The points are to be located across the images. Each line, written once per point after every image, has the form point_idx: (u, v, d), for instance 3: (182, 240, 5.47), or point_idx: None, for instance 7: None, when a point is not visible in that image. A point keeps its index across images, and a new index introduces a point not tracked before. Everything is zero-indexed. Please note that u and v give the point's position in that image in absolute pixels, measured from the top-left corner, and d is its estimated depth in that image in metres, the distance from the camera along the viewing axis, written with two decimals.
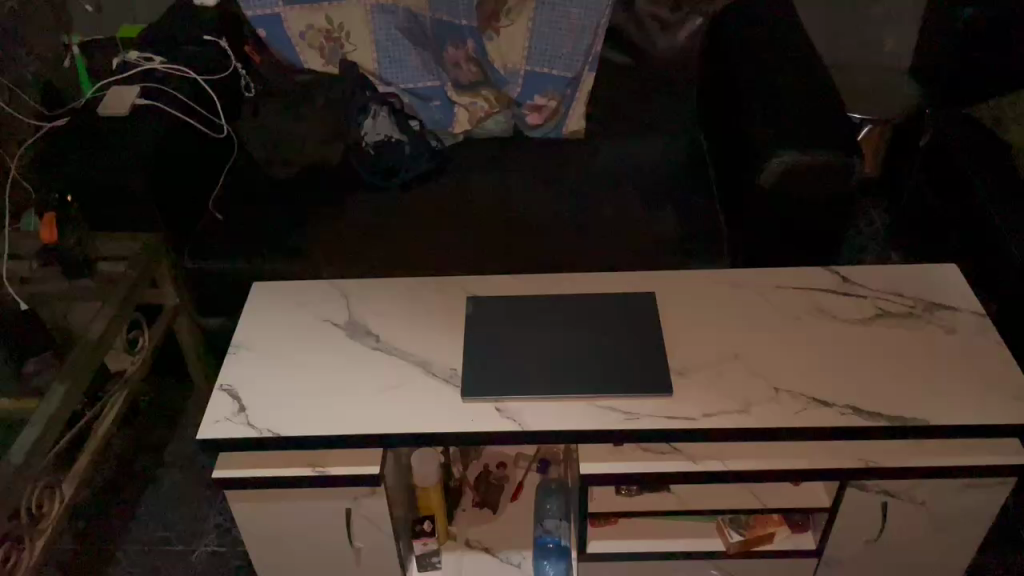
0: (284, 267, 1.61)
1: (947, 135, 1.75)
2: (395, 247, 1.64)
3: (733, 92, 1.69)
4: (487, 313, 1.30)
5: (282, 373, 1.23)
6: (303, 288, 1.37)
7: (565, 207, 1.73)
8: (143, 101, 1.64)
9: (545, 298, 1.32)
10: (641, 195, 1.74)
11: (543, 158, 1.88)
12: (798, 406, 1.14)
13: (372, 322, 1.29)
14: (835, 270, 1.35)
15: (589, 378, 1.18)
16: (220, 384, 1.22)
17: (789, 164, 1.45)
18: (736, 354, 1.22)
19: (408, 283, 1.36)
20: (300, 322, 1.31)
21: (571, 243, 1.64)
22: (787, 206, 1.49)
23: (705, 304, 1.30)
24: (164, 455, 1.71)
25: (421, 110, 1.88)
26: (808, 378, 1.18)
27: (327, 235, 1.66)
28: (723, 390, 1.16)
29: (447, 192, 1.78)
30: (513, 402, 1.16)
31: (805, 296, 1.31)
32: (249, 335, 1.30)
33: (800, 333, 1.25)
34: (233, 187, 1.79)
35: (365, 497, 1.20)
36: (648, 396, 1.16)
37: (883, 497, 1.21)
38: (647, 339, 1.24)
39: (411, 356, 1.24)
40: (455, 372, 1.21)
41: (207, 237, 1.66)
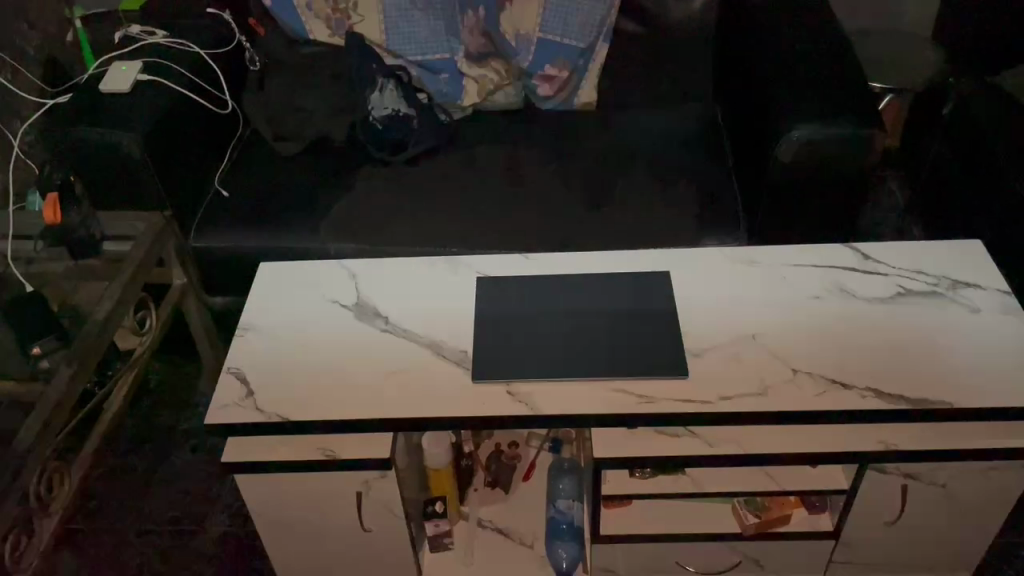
0: (292, 245, 1.59)
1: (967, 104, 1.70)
2: (404, 224, 1.61)
3: (750, 62, 1.64)
4: (498, 292, 1.27)
5: (290, 355, 1.21)
6: (310, 268, 1.34)
7: (576, 182, 1.69)
8: (145, 77, 1.60)
9: (555, 278, 1.29)
10: (655, 169, 1.71)
11: (554, 131, 1.83)
12: (817, 388, 1.11)
13: (382, 303, 1.27)
14: (856, 246, 1.31)
15: (604, 361, 1.15)
16: (228, 367, 1.20)
17: (809, 136, 1.40)
18: (754, 334, 1.19)
19: (417, 262, 1.34)
20: (309, 305, 1.28)
21: (583, 220, 1.61)
22: (806, 182, 1.45)
23: (722, 284, 1.27)
24: (177, 434, 1.71)
25: (430, 82, 1.86)
26: (829, 359, 1.15)
27: (335, 212, 1.64)
28: (740, 372, 1.13)
29: (456, 167, 1.75)
30: (525, 385, 1.14)
31: (824, 274, 1.27)
32: (256, 316, 1.27)
33: (820, 313, 1.22)
34: (239, 163, 1.76)
35: (376, 480, 1.19)
36: (664, 379, 1.13)
37: (903, 479, 1.18)
38: (663, 320, 1.20)
39: (422, 339, 1.21)
40: (466, 355, 1.18)
41: (213, 214, 1.63)
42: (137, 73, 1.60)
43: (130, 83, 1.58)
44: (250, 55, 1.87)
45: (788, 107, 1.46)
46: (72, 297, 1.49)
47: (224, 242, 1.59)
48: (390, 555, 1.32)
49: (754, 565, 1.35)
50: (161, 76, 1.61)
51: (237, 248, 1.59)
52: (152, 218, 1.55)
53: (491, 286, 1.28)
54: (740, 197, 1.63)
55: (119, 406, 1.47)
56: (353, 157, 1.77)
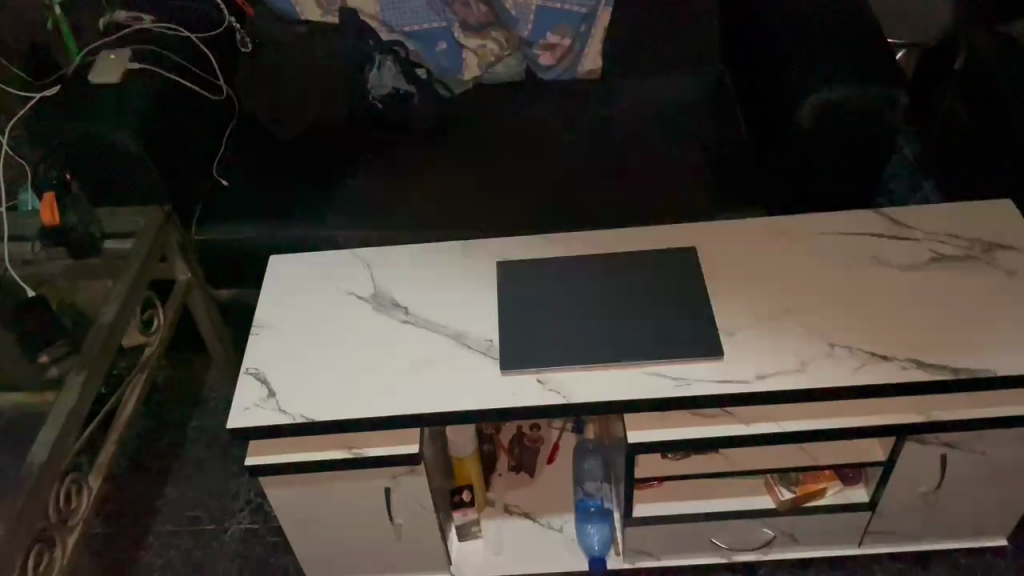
0: (298, 234, 1.54)
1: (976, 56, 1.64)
2: (412, 208, 1.57)
3: (760, 23, 1.59)
4: (520, 275, 1.23)
5: (309, 352, 1.17)
6: (323, 259, 1.30)
7: (586, 155, 1.65)
8: (137, 66, 1.52)
9: (577, 258, 1.25)
10: (665, 137, 1.66)
11: (560, 104, 1.78)
12: (856, 362, 1.08)
13: (400, 293, 1.23)
14: (884, 212, 1.27)
15: (635, 345, 1.12)
16: (246, 367, 1.16)
17: (829, 99, 1.36)
18: (788, 308, 1.15)
19: (433, 248, 1.30)
20: (324, 298, 1.24)
21: (596, 195, 1.57)
22: (828, 147, 1.41)
23: (751, 256, 1.23)
24: (189, 431, 1.68)
25: (427, 57, 1.78)
26: (866, 331, 1.12)
27: (339, 198, 1.59)
28: (776, 349, 1.10)
29: (461, 145, 1.70)
30: (555, 373, 1.10)
31: (854, 242, 1.24)
32: (270, 312, 1.23)
33: (853, 283, 1.18)
34: (236, 149, 1.70)
35: (405, 476, 1.16)
36: (697, 360, 1.10)
37: (941, 449, 1.16)
38: (692, 298, 1.17)
39: (444, 329, 1.17)
40: (491, 344, 1.15)
41: (214, 205, 1.58)
42: (127, 61, 1.52)
43: (120, 72, 1.51)
44: (239, 35, 1.78)
45: (804, 70, 1.41)
46: (71, 298, 1.45)
47: (228, 233, 1.54)
48: (419, 549, 1.30)
49: (789, 539, 1.33)
50: (152, 64, 1.54)
51: (242, 239, 1.55)
52: (153, 212, 1.50)
53: (512, 271, 1.24)
54: (756, 164, 1.58)
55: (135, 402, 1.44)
56: (353, 140, 1.71)
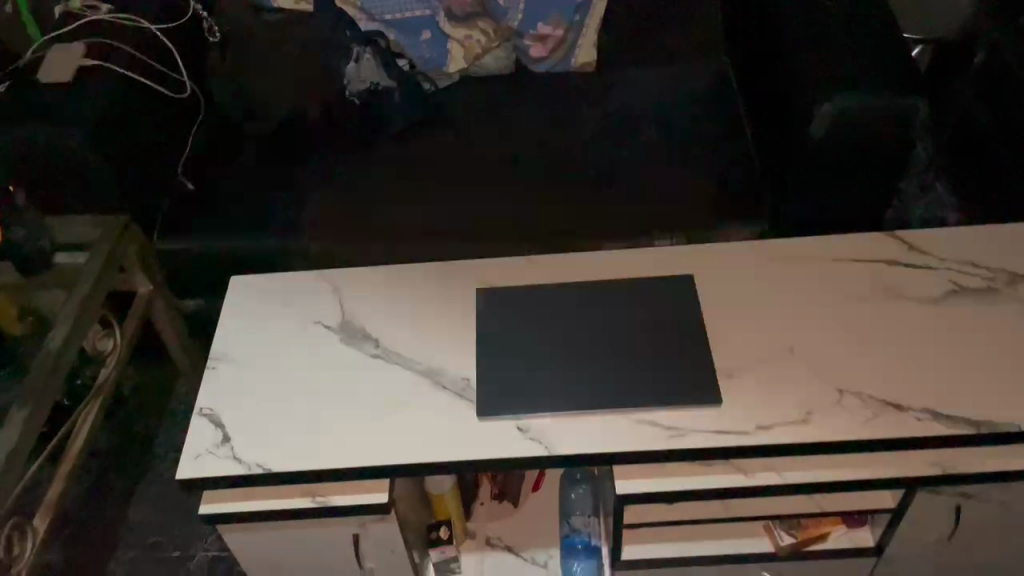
0: (267, 244, 1.44)
1: (994, 53, 1.54)
2: (390, 217, 1.46)
3: (766, 19, 1.47)
4: (502, 304, 1.12)
5: (270, 389, 1.07)
6: (289, 282, 1.19)
7: (578, 158, 1.54)
8: (90, 63, 1.41)
9: (564, 285, 1.14)
10: (664, 139, 1.55)
11: (551, 101, 1.67)
12: (867, 412, 0.98)
13: (370, 323, 1.13)
14: (899, 235, 1.17)
15: (625, 388, 1.02)
16: (199, 408, 1.06)
17: (842, 110, 1.24)
18: (793, 347, 1.05)
19: (409, 272, 1.19)
20: (288, 326, 1.14)
21: (589, 205, 1.46)
22: (839, 160, 1.30)
23: (755, 287, 1.12)
24: (157, 448, 1.58)
25: (410, 47, 1.66)
26: (879, 376, 1.02)
27: (313, 205, 1.48)
28: (780, 395, 1.01)
29: (444, 145, 1.58)
30: (538, 420, 1.00)
31: (867, 271, 1.13)
32: (228, 342, 1.13)
33: (865, 319, 1.08)
34: (203, 148, 1.58)
35: (373, 524, 1.07)
36: (694, 408, 1.00)
37: (956, 499, 1.07)
38: (688, 335, 1.07)
39: (417, 366, 1.07)
40: (468, 383, 1.05)
41: (177, 212, 1.47)
42: (80, 58, 1.41)
43: (72, 72, 1.39)
44: (207, 23, 1.69)
45: (812, 74, 1.30)
46: (21, 311, 1.33)
47: (191, 243, 1.44)
48: None
49: None
50: (106, 61, 1.42)
51: (209, 249, 1.44)
52: (110, 220, 1.39)
53: (493, 300, 1.13)
54: (760, 173, 1.48)
55: (85, 440, 1.32)
56: (329, 139, 1.59)
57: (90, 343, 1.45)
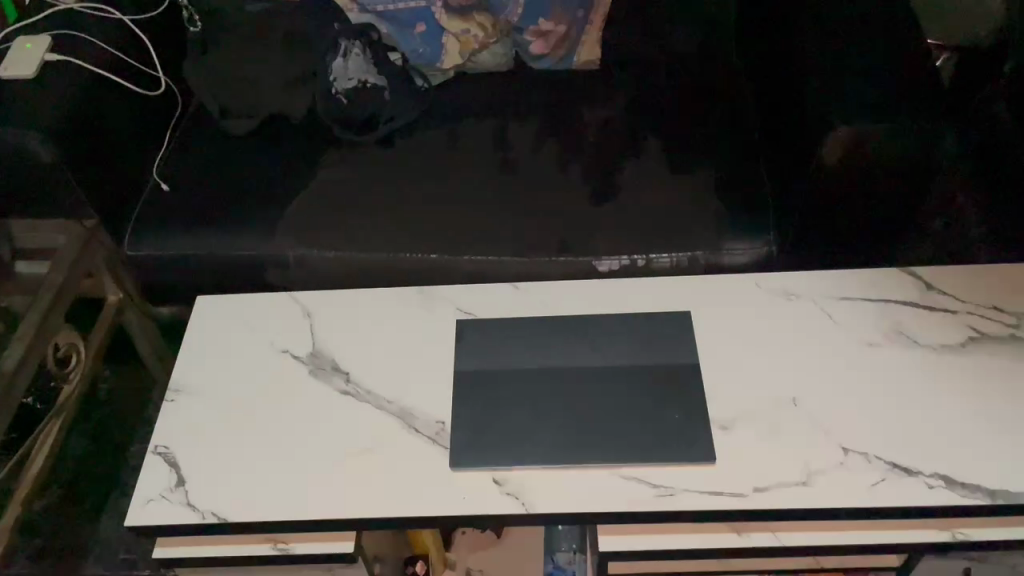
0: (243, 252, 1.36)
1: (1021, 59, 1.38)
2: (374, 226, 1.38)
3: (782, 24, 1.37)
4: (483, 338, 1.04)
5: (230, 427, 1.00)
6: (258, 304, 1.11)
7: (576, 164, 1.44)
8: (55, 57, 1.31)
9: (550, 318, 1.06)
10: (668, 147, 1.45)
11: (551, 101, 1.57)
12: (874, 475, 0.90)
13: (341, 354, 1.05)
14: (916, 272, 1.08)
15: (612, 440, 0.94)
16: (154, 445, 0.98)
17: (860, 132, 1.14)
18: (795, 398, 0.97)
19: (386, 296, 1.11)
20: (253, 354, 1.06)
21: (585, 217, 1.37)
22: (854, 184, 1.20)
23: (756, 327, 1.04)
24: (130, 458, 1.51)
25: (403, 41, 1.57)
26: (888, 434, 0.94)
27: (292, 210, 1.40)
28: (779, 453, 0.93)
29: (435, 147, 1.49)
30: (515, 472, 0.93)
31: (878, 311, 1.05)
32: (189, 372, 1.05)
33: (877, 368, 0.99)
34: (181, 147, 1.50)
35: (341, 570, 1.00)
36: (685, 465, 0.92)
37: (966, 562, 1.00)
38: (683, 380, 0.98)
39: (389, 406, 1.00)
40: (443, 428, 0.97)
41: (149, 216, 1.39)
42: (44, 50, 1.31)
43: (36, 64, 1.29)
44: (187, 13, 1.60)
45: (827, 89, 1.20)
46: None
47: (164, 249, 1.36)
48: None
49: None
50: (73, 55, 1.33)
51: (183, 255, 1.37)
52: (71, 228, 1.35)
53: (474, 333, 1.05)
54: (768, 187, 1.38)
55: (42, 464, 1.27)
56: (314, 138, 1.51)
57: (54, 356, 1.34)
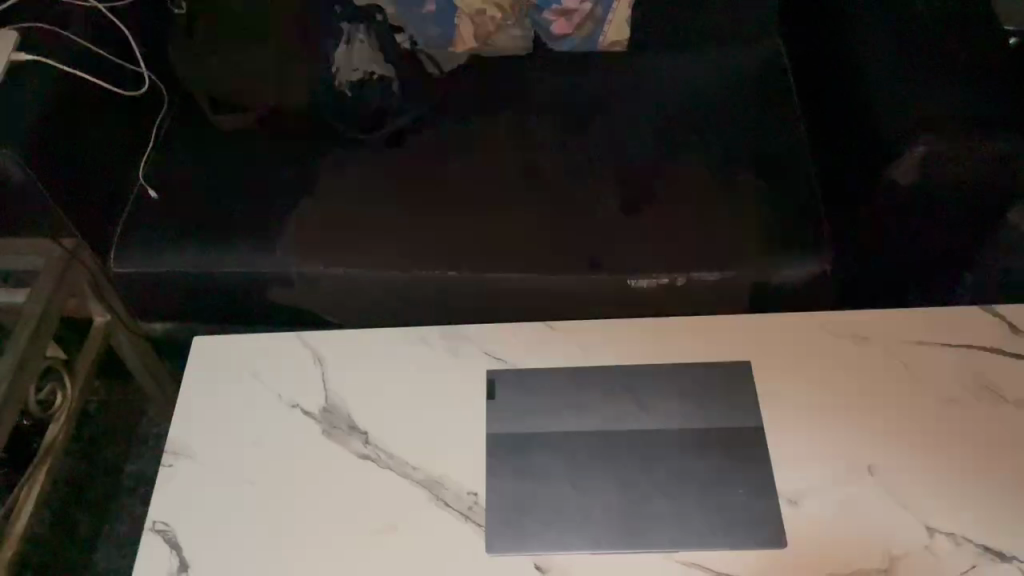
0: (242, 270, 1.23)
1: None
2: (384, 238, 1.24)
3: (838, 13, 1.22)
4: (517, 393, 0.93)
5: (236, 498, 0.89)
6: (261, 348, 0.99)
7: (606, 166, 1.30)
8: (27, 57, 1.17)
9: (591, 368, 0.94)
10: (709, 143, 1.30)
11: (576, 92, 1.41)
12: (963, 562, 0.80)
13: (358, 410, 0.94)
14: (999, 311, 0.97)
15: (667, 521, 0.84)
16: (152, 521, 0.88)
17: (934, 152, 1.01)
18: (871, 466, 0.87)
19: (405, 338, 0.99)
20: (259, 410, 0.95)
21: (618, 229, 1.22)
22: (924, 205, 1.07)
23: (821, 379, 0.93)
24: (124, 481, 1.41)
25: (410, 23, 1.41)
26: (977, 510, 0.83)
27: (293, 221, 1.26)
28: (855, 534, 0.83)
29: (449, 143, 1.34)
30: (559, 557, 0.83)
31: (958, 359, 0.94)
32: (189, 432, 0.94)
33: (961, 429, 0.89)
34: (170, 147, 1.36)
35: None
36: (750, 549, 0.82)
37: None
38: (743, 445, 0.88)
39: (414, 474, 0.89)
40: (477, 501, 0.87)
41: (136, 228, 1.26)
42: (10, 50, 1.16)
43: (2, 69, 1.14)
44: None
45: (895, 97, 1.06)
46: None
47: (153, 267, 1.24)
48: None
49: None
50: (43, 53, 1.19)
51: (174, 273, 1.24)
52: (50, 250, 1.21)
53: (508, 386, 0.94)
54: (819, 192, 1.24)
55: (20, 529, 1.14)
56: (313, 137, 1.36)
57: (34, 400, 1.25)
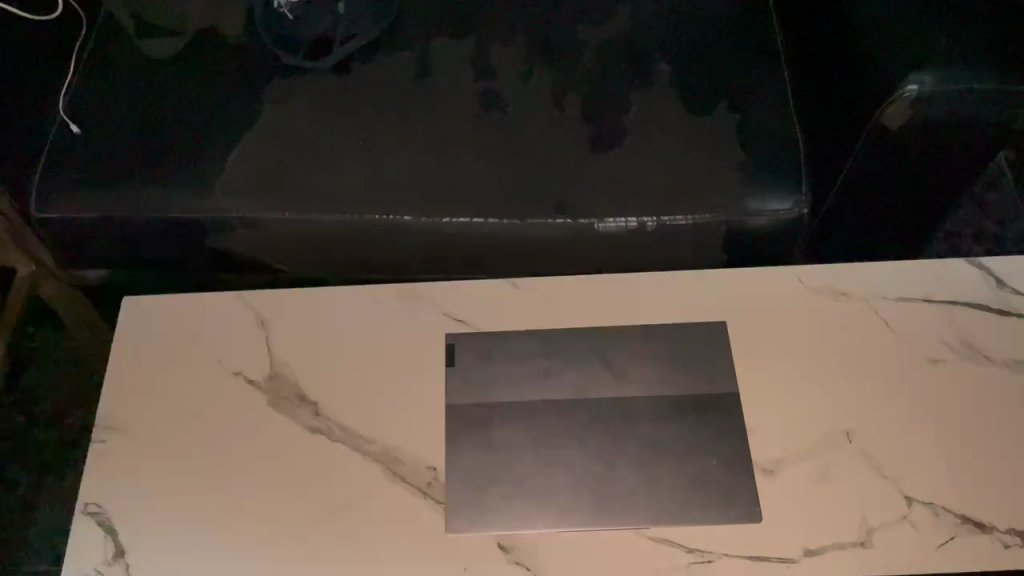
0: (178, 213, 1.13)
1: None
2: (333, 178, 1.14)
3: None
4: (478, 358, 0.87)
5: (175, 474, 0.83)
6: (201, 309, 0.92)
7: (574, 98, 1.20)
8: None
9: (558, 332, 0.89)
10: (684, 74, 1.21)
11: (541, 15, 1.30)
12: (941, 534, 0.77)
13: (307, 378, 0.87)
14: (987, 264, 0.92)
15: (636, 494, 0.79)
16: (83, 503, 0.81)
17: (931, 93, 0.93)
18: (849, 433, 0.83)
19: (358, 299, 0.92)
20: (199, 378, 0.88)
21: (586, 168, 1.13)
22: (913, 148, 1.00)
23: (798, 338, 0.89)
24: (66, 431, 1.34)
25: None
26: (957, 478, 0.80)
27: (233, 159, 1.15)
28: (831, 505, 0.79)
29: (402, 71, 1.23)
30: (522, 535, 0.78)
31: (942, 316, 0.89)
32: (123, 403, 0.87)
33: (942, 391, 0.85)
34: (93, 75, 1.23)
35: None
36: (722, 523, 0.78)
37: None
38: (716, 412, 0.84)
39: (369, 447, 0.83)
40: (437, 476, 0.81)
41: (56, 167, 1.15)
42: None
43: None
44: None
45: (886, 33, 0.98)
46: None
47: (79, 210, 1.13)
48: None
49: None
50: None
51: (102, 218, 1.14)
52: None
53: (469, 350, 0.88)
54: (799, 126, 1.16)
55: None
56: (251, 64, 1.24)
57: None
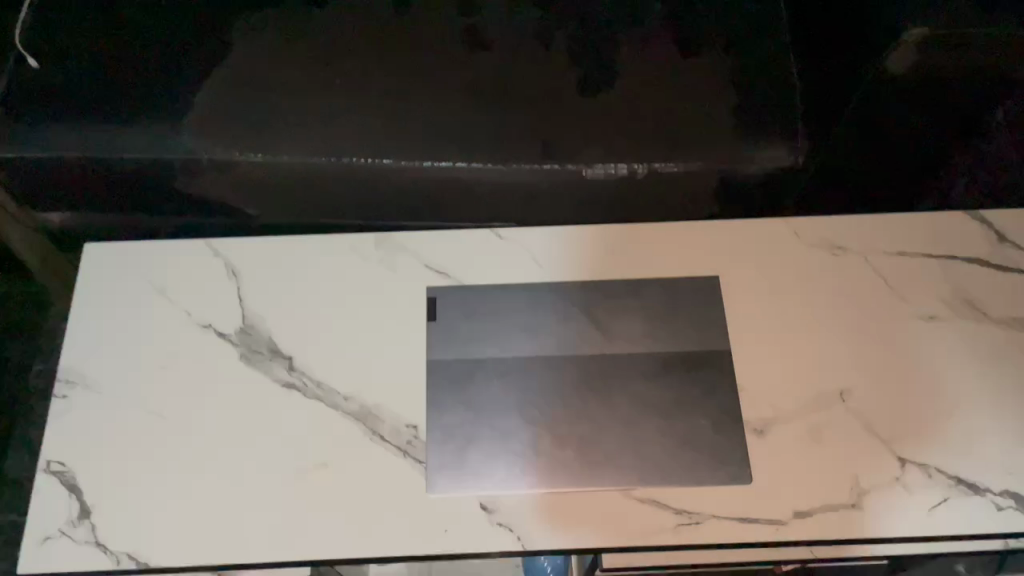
0: (140, 154, 1.06)
1: None
2: (307, 119, 1.07)
3: None
4: (459, 312, 0.84)
5: (142, 432, 0.79)
6: (171, 260, 0.88)
7: (561, 37, 1.14)
8: None
9: (543, 285, 0.86)
10: (676, 15, 1.16)
11: None
12: (935, 497, 0.75)
13: (281, 332, 0.84)
14: (987, 219, 0.90)
15: (623, 453, 0.77)
16: (46, 462, 0.78)
17: (939, 35, 0.87)
18: (843, 393, 0.80)
19: (336, 250, 0.89)
20: (167, 331, 0.84)
21: (573, 111, 1.08)
22: (917, 94, 0.95)
23: (791, 294, 0.86)
24: (33, 381, 1.29)
25: None
26: (950, 439, 0.78)
27: (200, 97, 1.08)
28: (823, 466, 0.76)
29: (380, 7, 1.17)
30: (504, 496, 0.74)
31: (937, 272, 0.87)
32: (86, 357, 0.83)
33: (937, 350, 0.83)
34: (51, 7, 1.16)
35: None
36: (711, 483, 0.75)
37: None
38: (706, 370, 0.81)
39: (346, 405, 0.80)
40: (416, 435, 0.78)
41: (11, 104, 1.08)
42: None
43: None
44: None
45: None
46: None
47: (36, 150, 1.06)
48: None
49: None
50: None
51: (60, 157, 1.06)
52: None
53: (452, 304, 0.85)
54: (796, 72, 1.11)
55: None
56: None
57: None
